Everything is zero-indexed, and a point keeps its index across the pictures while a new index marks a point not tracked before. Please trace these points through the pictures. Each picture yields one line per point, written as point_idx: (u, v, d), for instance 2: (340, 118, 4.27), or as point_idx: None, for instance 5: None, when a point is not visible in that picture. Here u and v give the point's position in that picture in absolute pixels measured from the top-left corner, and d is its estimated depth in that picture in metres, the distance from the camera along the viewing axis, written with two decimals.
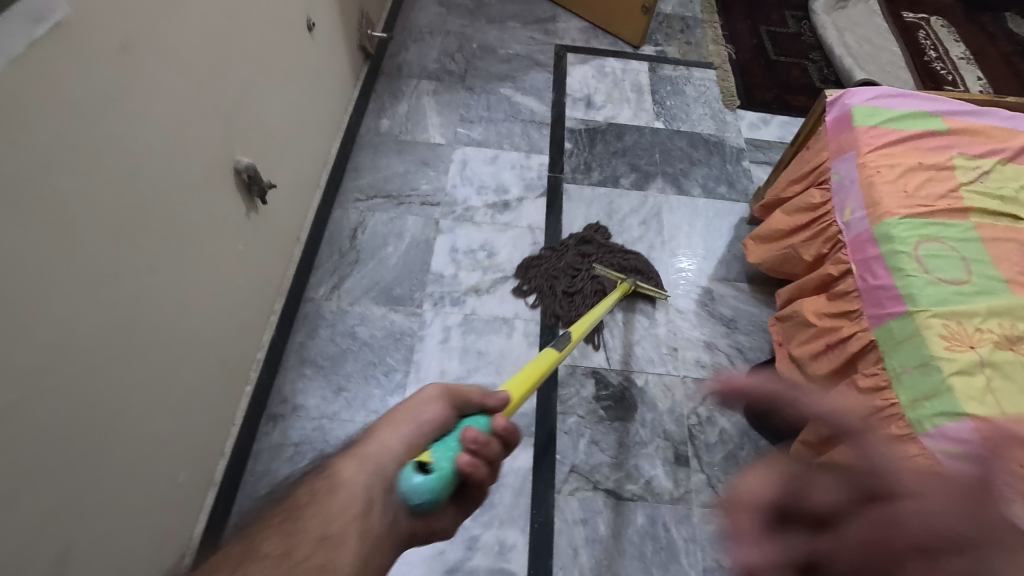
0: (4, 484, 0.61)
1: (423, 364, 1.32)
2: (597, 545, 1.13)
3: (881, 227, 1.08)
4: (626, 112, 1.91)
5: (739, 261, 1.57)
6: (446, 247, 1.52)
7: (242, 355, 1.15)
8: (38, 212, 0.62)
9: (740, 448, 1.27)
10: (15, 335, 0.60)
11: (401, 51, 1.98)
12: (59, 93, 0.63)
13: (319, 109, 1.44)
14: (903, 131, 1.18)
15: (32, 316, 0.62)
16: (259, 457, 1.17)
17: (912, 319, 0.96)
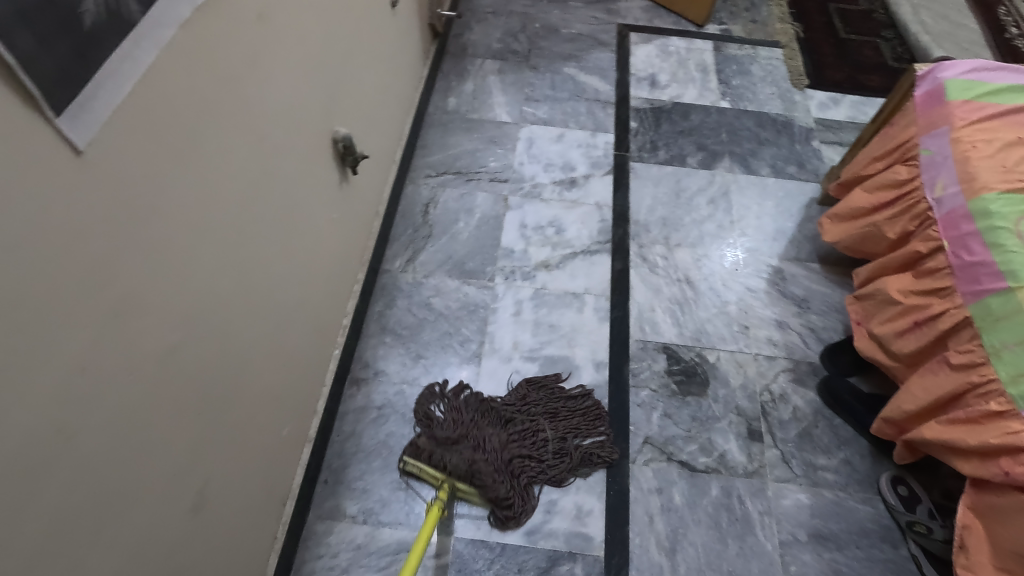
0: (165, 417, 0.66)
1: (497, 335, 1.35)
2: (672, 514, 1.15)
3: (978, 202, 1.05)
4: (692, 92, 1.89)
5: (811, 241, 1.55)
6: (515, 223, 1.55)
7: (331, 322, 1.20)
8: (197, 169, 0.67)
9: (814, 426, 1.26)
10: (178, 280, 0.65)
11: (465, 31, 2.00)
12: (214, 58, 0.68)
13: (398, 88, 1.48)
14: (1001, 105, 1.14)
15: (189, 266, 0.67)
16: (344, 418, 1.23)
17: (1012, 295, 0.94)
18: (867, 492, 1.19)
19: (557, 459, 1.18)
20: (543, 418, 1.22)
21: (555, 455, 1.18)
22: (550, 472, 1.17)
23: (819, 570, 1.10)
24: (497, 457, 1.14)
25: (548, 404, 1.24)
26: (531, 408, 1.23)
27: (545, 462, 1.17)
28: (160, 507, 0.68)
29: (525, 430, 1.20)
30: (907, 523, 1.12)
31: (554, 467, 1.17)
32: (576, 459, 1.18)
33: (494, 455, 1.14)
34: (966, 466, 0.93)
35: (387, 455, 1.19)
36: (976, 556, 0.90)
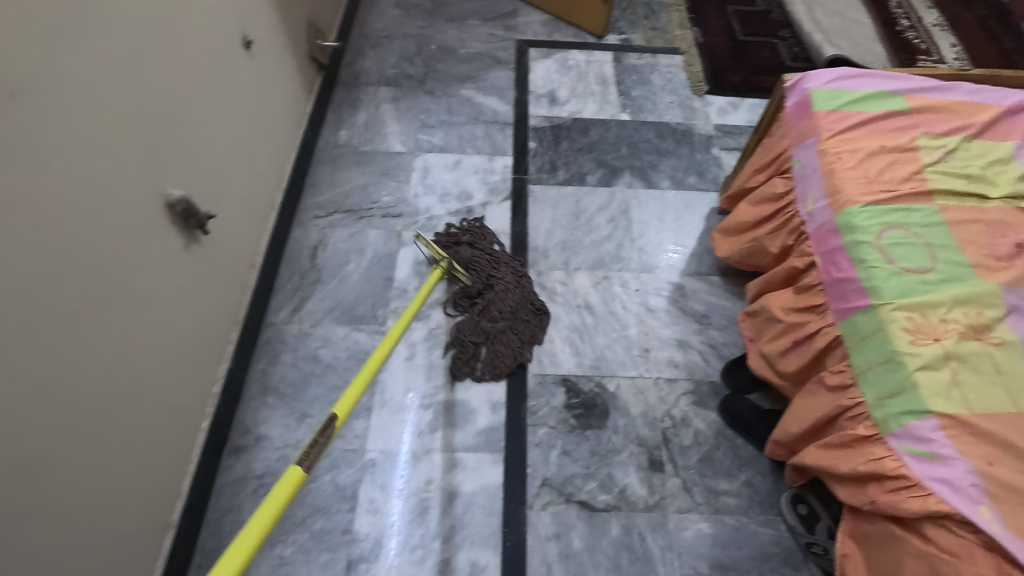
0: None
1: (388, 383, 1.29)
2: (571, 560, 1.10)
3: (843, 216, 1.04)
4: (592, 106, 1.86)
5: (710, 254, 1.53)
6: (409, 259, 1.49)
7: (196, 390, 1.12)
8: None
9: (716, 449, 1.24)
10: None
11: (358, 59, 1.93)
12: None
13: (267, 128, 1.40)
14: (864, 114, 1.14)
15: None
16: (222, 492, 1.15)
17: (875, 313, 0.92)
18: (769, 515, 1.17)
19: (470, 339, 1.33)
20: (509, 332, 1.34)
21: (472, 342, 1.33)
22: (467, 329, 1.34)
23: None
24: (479, 280, 1.39)
25: (524, 332, 1.35)
26: (515, 322, 1.36)
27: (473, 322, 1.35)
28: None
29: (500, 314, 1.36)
30: (806, 544, 1.11)
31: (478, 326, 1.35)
32: (467, 355, 1.31)
33: (480, 275, 1.41)
34: (843, 492, 0.91)
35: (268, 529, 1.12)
36: None
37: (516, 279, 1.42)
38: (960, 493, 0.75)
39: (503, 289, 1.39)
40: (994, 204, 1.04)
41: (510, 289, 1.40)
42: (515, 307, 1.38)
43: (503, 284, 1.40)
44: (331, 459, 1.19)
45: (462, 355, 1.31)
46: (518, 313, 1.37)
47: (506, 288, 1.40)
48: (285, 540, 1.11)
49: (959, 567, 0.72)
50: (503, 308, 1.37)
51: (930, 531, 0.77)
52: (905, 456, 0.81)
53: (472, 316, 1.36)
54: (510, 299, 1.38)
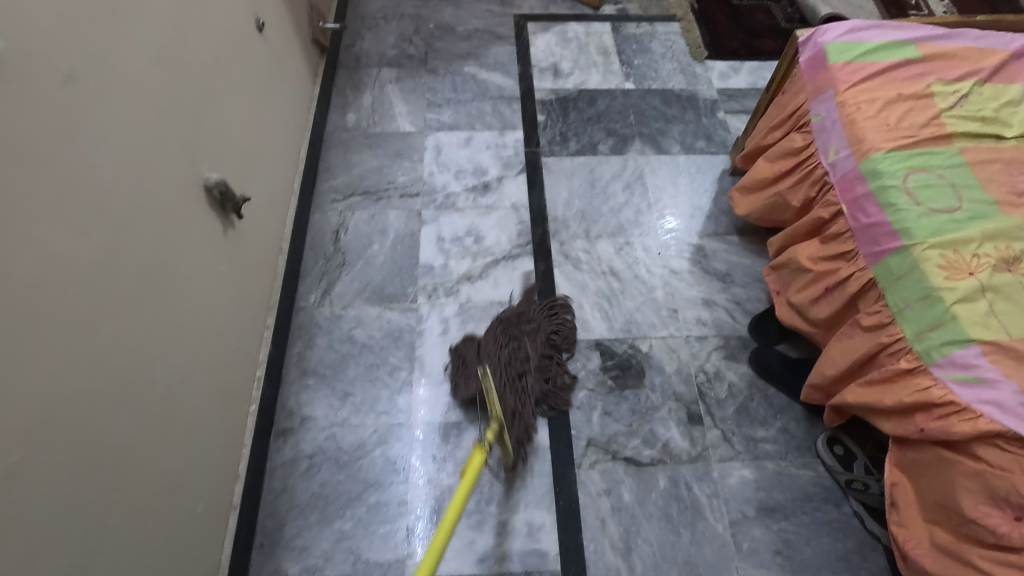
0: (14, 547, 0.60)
1: (426, 359, 1.31)
2: (623, 514, 1.14)
3: (867, 163, 1.07)
4: (595, 76, 1.87)
5: (726, 214, 1.56)
6: (432, 237, 1.49)
7: (241, 374, 1.12)
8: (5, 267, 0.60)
9: (750, 399, 1.28)
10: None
11: (356, 41, 1.91)
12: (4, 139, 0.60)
13: (282, 112, 1.39)
14: (878, 64, 1.17)
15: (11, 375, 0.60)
16: (274, 474, 1.16)
17: (908, 252, 0.96)
18: (807, 457, 1.21)
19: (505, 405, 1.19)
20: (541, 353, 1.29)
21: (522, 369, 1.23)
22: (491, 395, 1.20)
23: (770, 543, 1.12)
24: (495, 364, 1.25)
25: (559, 338, 1.31)
26: (546, 334, 1.31)
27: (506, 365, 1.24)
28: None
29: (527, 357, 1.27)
30: (846, 482, 1.16)
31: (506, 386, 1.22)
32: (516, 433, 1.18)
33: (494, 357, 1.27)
34: (888, 425, 0.95)
35: (324, 506, 1.13)
36: (906, 511, 0.92)
37: (521, 316, 1.34)
38: (1009, 412, 0.79)
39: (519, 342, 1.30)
40: (1010, 143, 1.09)
41: (525, 327, 1.32)
42: (543, 343, 1.30)
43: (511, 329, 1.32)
44: (379, 434, 1.21)
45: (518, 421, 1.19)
46: (536, 336, 1.31)
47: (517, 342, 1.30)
48: (343, 515, 1.13)
49: (1012, 479, 0.76)
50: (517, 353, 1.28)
51: (981, 450, 0.81)
52: (952, 384, 0.85)
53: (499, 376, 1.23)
54: (523, 340, 1.30)
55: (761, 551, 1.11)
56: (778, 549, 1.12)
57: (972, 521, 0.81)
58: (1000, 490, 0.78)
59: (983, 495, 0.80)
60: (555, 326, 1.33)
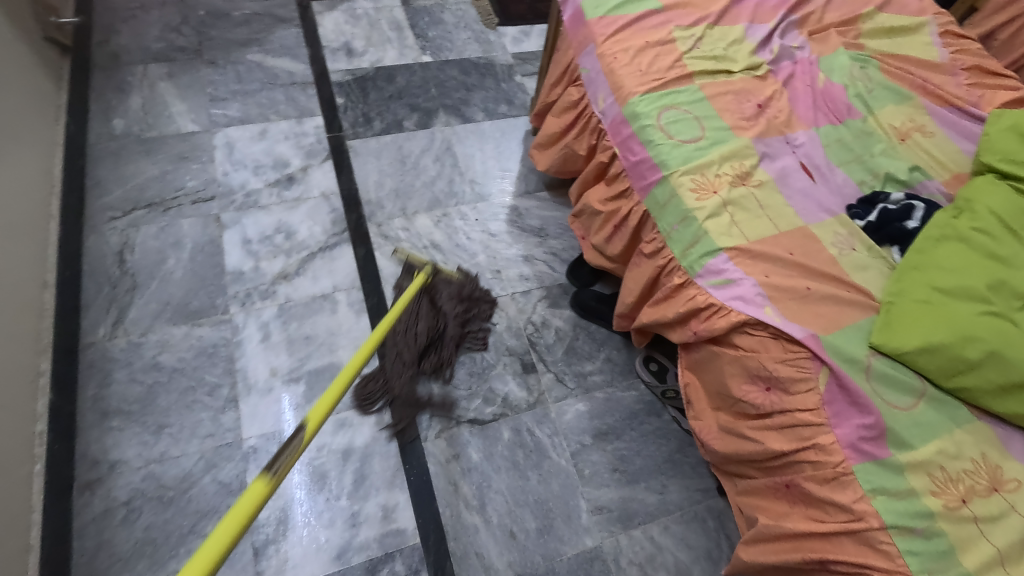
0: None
1: (249, 369, 1.23)
2: (474, 472, 1.18)
3: (628, 107, 1.18)
4: (391, 52, 1.83)
5: (534, 172, 1.64)
6: (237, 241, 1.39)
7: (7, 435, 0.98)
8: None
9: (575, 339, 1.38)
10: None
11: (111, 36, 1.68)
12: None
13: (6, 125, 1.19)
14: (628, 16, 1.28)
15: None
16: (84, 533, 1.03)
17: (668, 182, 1.09)
18: (629, 379, 1.34)
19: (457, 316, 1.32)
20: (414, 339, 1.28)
21: (440, 285, 1.35)
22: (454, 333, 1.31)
23: (608, 463, 1.23)
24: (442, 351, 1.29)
25: (399, 327, 1.28)
26: (396, 347, 1.27)
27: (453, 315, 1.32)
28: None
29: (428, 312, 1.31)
30: (663, 392, 1.30)
31: (430, 327, 1.30)
32: (453, 293, 1.34)
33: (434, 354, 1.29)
34: (674, 335, 1.08)
35: (152, 551, 1.03)
36: (698, 405, 1.06)
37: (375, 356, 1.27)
38: (750, 302, 0.94)
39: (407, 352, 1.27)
40: (738, 76, 1.26)
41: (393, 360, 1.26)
42: (411, 342, 1.27)
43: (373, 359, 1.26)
44: (207, 459, 1.12)
45: (465, 285, 1.36)
46: (402, 346, 1.27)
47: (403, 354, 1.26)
48: (177, 553, 1.04)
49: (760, 358, 0.92)
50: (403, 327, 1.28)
51: (737, 339, 0.95)
52: (709, 288, 0.98)
53: (446, 329, 1.31)
54: (407, 351, 1.27)
55: (601, 473, 1.22)
56: (615, 467, 1.23)
57: (740, 400, 0.95)
58: (753, 368, 0.93)
59: (744, 376, 0.95)
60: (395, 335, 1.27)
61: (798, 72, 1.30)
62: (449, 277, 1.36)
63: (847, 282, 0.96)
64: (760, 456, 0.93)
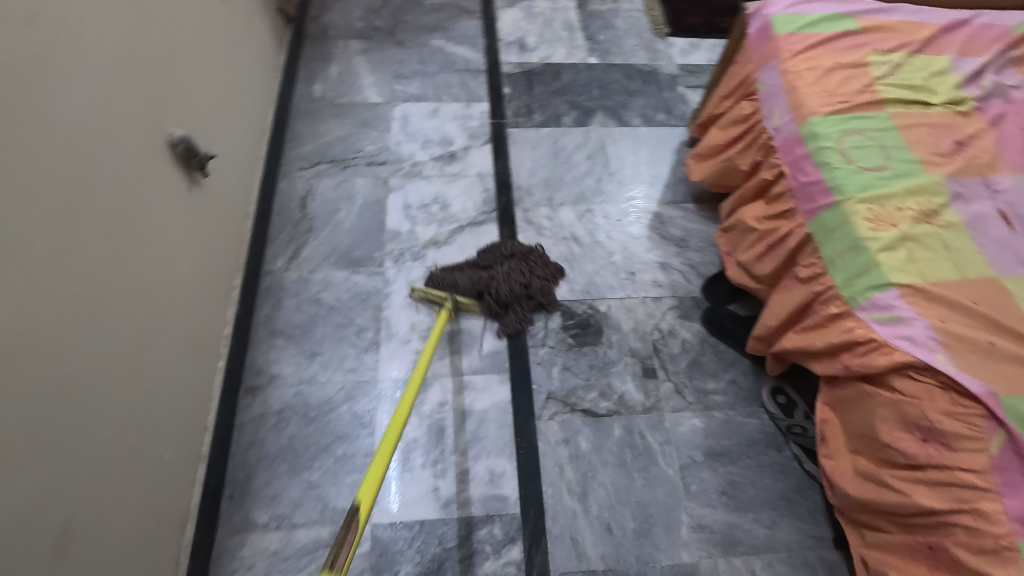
0: None
1: (393, 319, 1.34)
2: (581, 460, 1.20)
3: (807, 126, 1.14)
4: (560, 51, 1.91)
5: (684, 183, 1.63)
6: (399, 205, 1.53)
7: (208, 331, 1.16)
8: None
9: (701, 354, 1.35)
10: None
11: (323, 13, 1.92)
12: None
13: (243, 77, 1.40)
14: (821, 34, 1.23)
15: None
16: (243, 429, 1.20)
17: (841, 208, 1.04)
18: (752, 406, 1.29)
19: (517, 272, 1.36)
20: (521, 299, 1.34)
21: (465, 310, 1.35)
22: (531, 284, 1.36)
23: (717, 485, 1.20)
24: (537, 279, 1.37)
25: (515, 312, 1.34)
26: (517, 308, 1.34)
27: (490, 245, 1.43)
28: (19, 546, 0.67)
29: (491, 265, 1.39)
30: (787, 427, 1.24)
31: (508, 285, 1.33)
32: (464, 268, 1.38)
33: (537, 289, 1.36)
34: (819, 366, 1.03)
35: (293, 458, 1.17)
36: (834, 444, 1.01)
37: (507, 317, 1.33)
38: (920, 345, 0.87)
39: (521, 306, 1.34)
40: (936, 109, 1.17)
41: (522, 310, 1.34)
42: (522, 302, 1.35)
43: (459, 316, 1.35)
44: (346, 391, 1.25)
45: (499, 246, 1.41)
46: (520, 313, 1.34)
47: (513, 303, 1.34)
48: (311, 466, 1.16)
49: (922, 407, 0.85)
50: (445, 279, 1.35)
51: (896, 382, 0.89)
52: (872, 323, 0.93)
53: (527, 281, 1.36)
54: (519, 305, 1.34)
55: (708, 492, 1.19)
56: (724, 490, 1.19)
57: (888, 446, 0.89)
58: (912, 415, 0.86)
59: (898, 422, 0.89)
60: (518, 313, 1.34)
61: (1010, 113, 1.18)
62: (471, 308, 1.33)
63: None
64: (905, 510, 0.86)
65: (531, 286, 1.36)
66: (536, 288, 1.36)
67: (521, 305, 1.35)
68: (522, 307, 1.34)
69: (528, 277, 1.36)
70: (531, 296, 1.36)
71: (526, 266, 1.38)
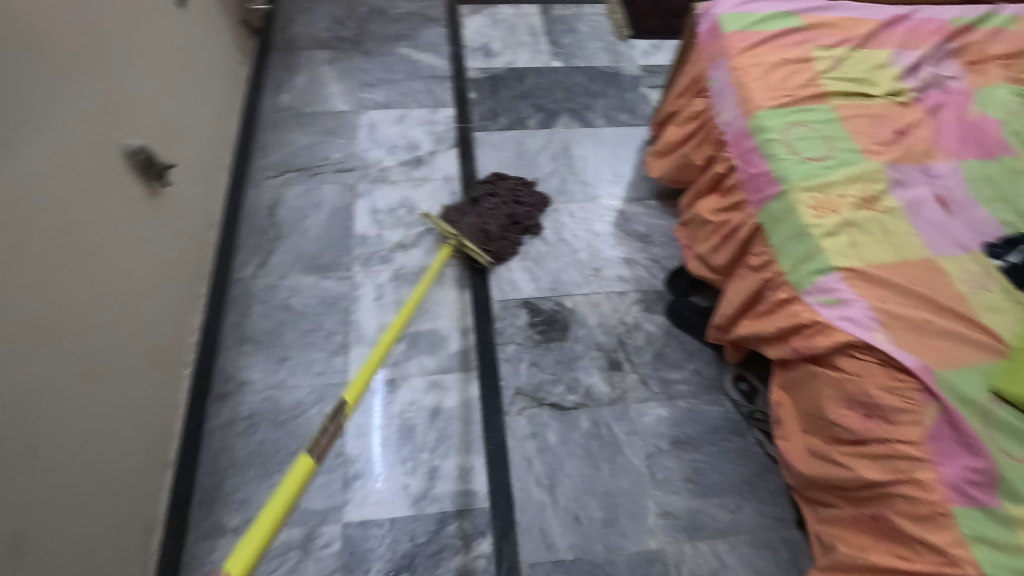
0: None
1: (361, 322, 1.36)
2: (548, 453, 1.22)
3: (754, 120, 1.18)
4: (524, 56, 1.95)
5: (647, 180, 1.67)
6: (366, 210, 1.55)
7: (171, 339, 1.17)
8: None
9: (665, 346, 1.38)
10: None
11: (289, 24, 1.94)
12: None
13: (204, 88, 1.42)
14: (766, 32, 1.28)
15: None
16: (212, 436, 1.20)
17: (785, 197, 1.07)
18: (716, 394, 1.33)
19: (501, 206, 1.52)
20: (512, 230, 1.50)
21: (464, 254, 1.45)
22: (514, 211, 1.52)
23: (682, 472, 1.22)
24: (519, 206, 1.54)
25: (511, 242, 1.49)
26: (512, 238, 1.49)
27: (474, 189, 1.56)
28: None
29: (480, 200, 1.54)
30: (749, 413, 1.29)
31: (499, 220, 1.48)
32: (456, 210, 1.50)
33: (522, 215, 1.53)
34: (771, 351, 1.07)
35: (262, 462, 1.18)
36: (788, 425, 1.04)
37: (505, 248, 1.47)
38: (860, 325, 0.91)
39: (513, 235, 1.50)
40: (877, 101, 1.21)
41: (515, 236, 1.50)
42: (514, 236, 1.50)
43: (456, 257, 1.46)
44: (315, 394, 1.26)
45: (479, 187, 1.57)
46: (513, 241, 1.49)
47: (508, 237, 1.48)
48: (281, 469, 1.17)
49: (863, 383, 0.89)
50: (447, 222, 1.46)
51: (840, 361, 0.93)
52: (817, 306, 0.96)
53: (512, 211, 1.52)
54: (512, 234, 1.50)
55: (673, 480, 1.21)
56: (688, 477, 1.22)
57: (834, 424, 0.93)
58: (854, 392, 0.90)
59: (842, 400, 0.92)
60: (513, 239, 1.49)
61: (947, 103, 1.23)
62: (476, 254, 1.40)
63: (974, 321, 0.90)
64: (850, 484, 0.90)
65: (515, 213, 1.52)
66: (521, 214, 1.53)
67: (513, 233, 1.50)
68: (513, 235, 1.50)
69: (512, 206, 1.53)
70: (518, 225, 1.52)
71: (508, 200, 1.54)
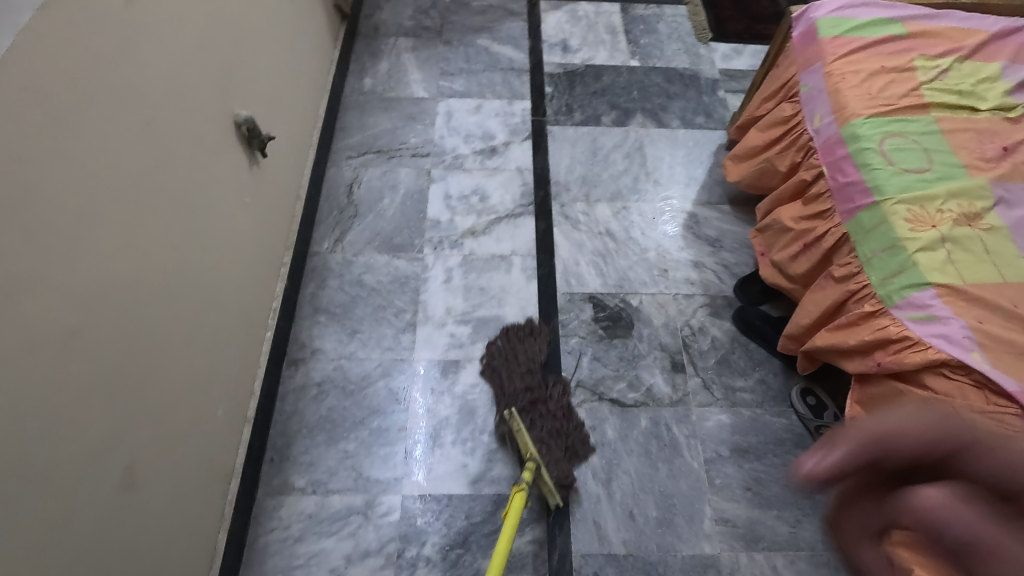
0: (61, 401, 0.68)
1: (430, 303, 1.39)
2: (606, 448, 1.23)
3: (848, 127, 1.15)
4: (602, 53, 1.95)
5: (721, 185, 1.64)
6: (440, 195, 1.58)
7: (260, 303, 1.23)
8: (88, 156, 0.71)
9: (731, 352, 1.36)
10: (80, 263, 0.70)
11: (375, 11, 2.00)
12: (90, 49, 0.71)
13: (301, 69, 1.49)
14: (866, 38, 1.24)
15: (53, 245, 0.66)
16: (285, 398, 1.26)
17: (879, 208, 1.04)
18: (781, 406, 1.30)
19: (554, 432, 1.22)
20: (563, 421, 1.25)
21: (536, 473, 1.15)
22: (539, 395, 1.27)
23: (741, 480, 1.21)
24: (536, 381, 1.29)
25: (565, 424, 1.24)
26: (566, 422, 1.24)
27: (513, 394, 1.26)
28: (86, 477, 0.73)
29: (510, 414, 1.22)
30: (815, 428, 1.25)
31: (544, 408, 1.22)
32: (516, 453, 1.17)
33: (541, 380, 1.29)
34: (850, 365, 1.04)
35: (330, 428, 1.23)
36: None
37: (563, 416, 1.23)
38: (955, 343, 0.87)
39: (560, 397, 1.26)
40: (982, 115, 1.16)
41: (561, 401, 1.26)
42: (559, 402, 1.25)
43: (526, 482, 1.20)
44: (383, 367, 1.30)
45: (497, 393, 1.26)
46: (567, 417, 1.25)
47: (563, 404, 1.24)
48: (348, 436, 1.22)
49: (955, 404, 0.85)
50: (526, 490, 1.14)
51: (930, 379, 0.90)
52: (907, 322, 0.93)
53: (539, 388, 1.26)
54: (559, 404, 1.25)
55: (732, 487, 1.20)
56: (748, 486, 1.20)
57: None
58: None
59: None
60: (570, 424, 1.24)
61: None
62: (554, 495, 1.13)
63: None
64: None
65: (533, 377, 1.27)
66: (536, 381, 1.29)
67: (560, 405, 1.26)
68: (560, 401, 1.26)
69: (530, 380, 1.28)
70: (543, 392, 1.27)
71: (529, 383, 1.28)
